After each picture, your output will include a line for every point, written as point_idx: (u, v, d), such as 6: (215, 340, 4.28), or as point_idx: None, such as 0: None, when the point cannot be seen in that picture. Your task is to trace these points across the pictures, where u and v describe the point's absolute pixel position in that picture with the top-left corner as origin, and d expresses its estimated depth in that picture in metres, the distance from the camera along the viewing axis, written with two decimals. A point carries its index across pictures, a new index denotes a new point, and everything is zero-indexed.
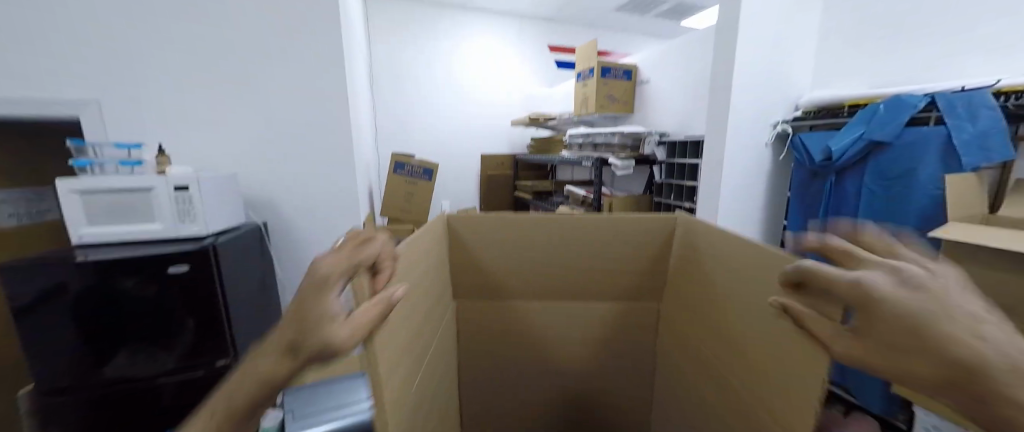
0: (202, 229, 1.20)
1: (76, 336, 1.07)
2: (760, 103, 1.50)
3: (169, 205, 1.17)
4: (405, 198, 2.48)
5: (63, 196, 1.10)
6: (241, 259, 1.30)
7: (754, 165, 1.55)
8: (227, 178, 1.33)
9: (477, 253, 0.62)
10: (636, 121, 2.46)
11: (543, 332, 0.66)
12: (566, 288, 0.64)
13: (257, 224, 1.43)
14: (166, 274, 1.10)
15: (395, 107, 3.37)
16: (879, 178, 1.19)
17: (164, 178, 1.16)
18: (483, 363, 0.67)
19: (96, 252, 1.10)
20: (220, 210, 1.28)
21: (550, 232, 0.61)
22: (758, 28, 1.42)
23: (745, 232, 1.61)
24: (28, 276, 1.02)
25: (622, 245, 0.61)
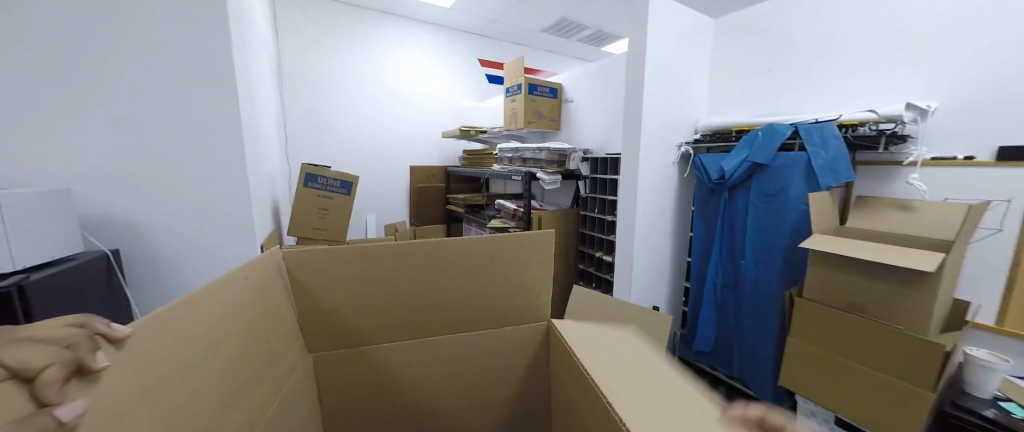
0: (5, 265, 0.86)
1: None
2: (667, 126, 1.66)
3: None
4: (322, 214, 2.27)
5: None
6: (73, 301, 0.96)
7: (664, 182, 1.70)
8: (53, 197, 1.00)
9: (317, 288, 0.64)
10: (562, 137, 2.58)
11: (405, 353, 0.72)
12: (418, 313, 0.70)
13: (105, 253, 1.12)
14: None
15: (312, 114, 3.10)
16: (761, 195, 1.38)
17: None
18: (354, 389, 0.71)
19: None
20: (44, 236, 0.95)
21: (396, 263, 0.67)
22: (664, 59, 1.58)
23: (659, 242, 1.75)
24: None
25: (467, 270, 0.69)
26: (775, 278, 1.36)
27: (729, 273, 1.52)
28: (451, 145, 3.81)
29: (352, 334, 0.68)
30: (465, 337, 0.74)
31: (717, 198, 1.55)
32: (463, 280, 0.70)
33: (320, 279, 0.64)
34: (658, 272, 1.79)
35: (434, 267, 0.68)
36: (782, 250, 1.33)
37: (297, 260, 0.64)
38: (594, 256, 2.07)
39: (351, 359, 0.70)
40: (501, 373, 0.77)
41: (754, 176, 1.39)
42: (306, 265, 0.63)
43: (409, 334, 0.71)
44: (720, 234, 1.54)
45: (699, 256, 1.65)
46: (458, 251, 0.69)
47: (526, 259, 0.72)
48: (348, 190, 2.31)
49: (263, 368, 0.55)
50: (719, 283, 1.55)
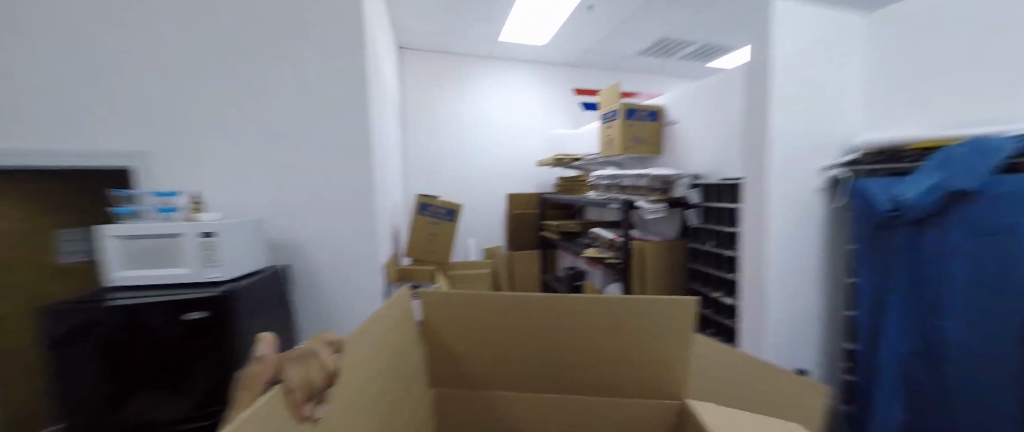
0: (223, 274, 1.19)
1: (97, 377, 1.04)
2: (805, 145, 1.38)
3: (193, 249, 1.15)
4: (427, 239, 2.44)
5: (105, 242, 1.11)
6: (264, 305, 1.29)
7: (803, 213, 1.39)
8: (250, 224, 1.33)
9: (447, 329, 0.64)
10: (666, 161, 2.36)
11: (523, 411, 0.65)
12: (541, 369, 0.63)
13: (278, 268, 1.43)
14: (187, 319, 1.08)
15: (424, 149, 3.45)
16: (972, 233, 1.01)
17: (192, 224, 1.16)
18: None
19: (126, 294, 1.10)
20: (244, 255, 1.27)
21: (521, 313, 0.61)
22: (796, 68, 1.34)
23: (800, 286, 1.42)
24: (64, 317, 1.01)
25: (597, 327, 0.59)
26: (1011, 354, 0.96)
27: (918, 337, 1.13)
28: (546, 173, 3.83)
29: (472, 380, 0.65)
30: (588, 404, 0.63)
31: (892, 236, 1.19)
32: (584, 340, 0.60)
33: (448, 321, 0.64)
34: (800, 323, 1.44)
35: (552, 325, 0.60)
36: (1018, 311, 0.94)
37: (431, 299, 0.65)
38: (708, 297, 1.79)
39: (469, 407, 0.67)
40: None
41: (955, 208, 1.03)
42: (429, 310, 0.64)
43: (522, 391, 0.64)
44: (902, 282, 1.17)
45: (867, 309, 1.28)
46: (575, 309, 0.60)
47: (657, 327, 0.58)
48: (451, 218, 2.44)
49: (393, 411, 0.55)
50: (901, 349, 1.17)
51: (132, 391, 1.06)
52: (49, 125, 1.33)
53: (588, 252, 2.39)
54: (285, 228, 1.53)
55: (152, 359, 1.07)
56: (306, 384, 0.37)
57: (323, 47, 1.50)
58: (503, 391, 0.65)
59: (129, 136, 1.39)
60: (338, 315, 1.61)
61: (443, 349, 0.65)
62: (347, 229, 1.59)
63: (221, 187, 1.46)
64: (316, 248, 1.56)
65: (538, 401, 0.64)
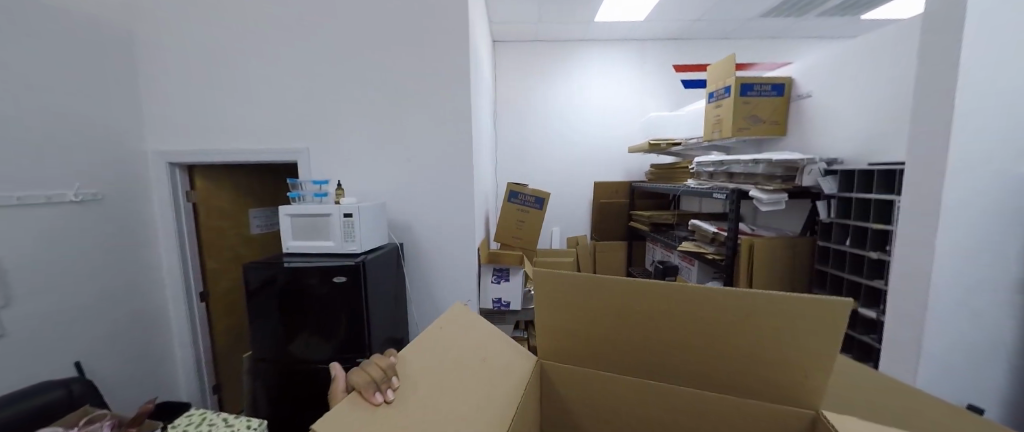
0: (358, 247, 1.41)
1: (278, 321, 1.36)
2: (1005, 118, 1.05)
3: (338, 227, 1.40)
4: (516, 225, 2.54)
5: (280, 218, 1.42)
6: (383, 277, 1.50)
7: (995, 208, 1.08)
8: (377, 207, 1.55)
9: (551, 307, 0.63)
10: (789, 144, 2.03)
11: (625, 393, 0.64)
12: (648, 357, 0.60)
13: (396, 245, 1.65)
14: (334, 281, 1.33)
15: (515, 138, 3.55)
16: None
17: (337, 206, 1.39)
18: (565, 410, 0.69)
19: (295, 259, 1.39)
20: (371, 233, 1.49)
21: (632, 300, 0.57)
22: (997, 17, 1.02)
23: (981, 302, 1.11)
24: (258, 272, 1.34)
25: (720, 321, 0.53)
26: None
27: None
28: (639, 159, 3.62)
29: (574, 356, 0.65)
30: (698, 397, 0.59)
31: None
32: (703, 333, 0.55)
33: (553, 301, 0.63)
34: (977, 347, 1.14)
35: (668, 313, 0.56)
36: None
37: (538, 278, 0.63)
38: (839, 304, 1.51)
39: (569, 380, 0.68)
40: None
41: None
42: (539, 287, 0.63)
43: (627, 377, 0.62)
44: None
45: None
46: (702, 301, 0.54)
47: (802, 329, 0.50)
48: (540, 205, 2.48)
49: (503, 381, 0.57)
50: None
51: (297, 333, 1.36)
52: (236, 127, 1.72)
53: (685, 245, 2.21)
54: (398, 211, 1.74)
55: (310, 311, 1.35)
56: (369, 381, 0.52)
57: (429, 46, 1.64)
58: (607, 374, 0.64)
59: (286, 134, 1.71)
60: (438, 290, 1.79)
61: (549, 327, 0.65)
62: (447, 213, 1.74)
63: (349, 175, 1.72)
64: (421, 229, 1.75)
65: (642, 389, 0.62)
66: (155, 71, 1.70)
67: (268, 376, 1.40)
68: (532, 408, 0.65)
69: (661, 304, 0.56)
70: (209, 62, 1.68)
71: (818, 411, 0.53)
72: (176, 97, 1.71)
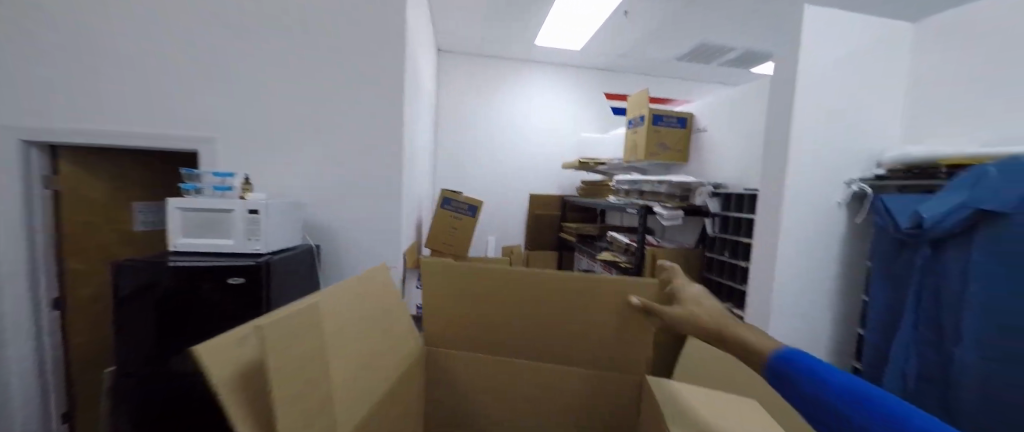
0: (263, 247, 1.31)
1: (155, 329, 1.20)
2: (829, 157, 1.33)
3: (241, 224, 1.28)
4: (448, 232, 2.53)
5: (169, 212, 1.26)
6: (291, 280, 1.40)
7: (823, 227, 1.35)
8: (290, 205, 1.46)
9: (434, 294, 0.69)
10: (690, 169, 2.33)
11: (497, 372, 0.71)
12: (513, 336, 0.67)
13: (310, 246, 1.56)
14: (227, 283, 1.21)
15: (452, 146, 3.56)
16: (994, 254, 0.95)
17: (242, 201, 1.28)
18: (449, 389, 0.74)
19: (183, 258, 1.24)
20: (279, 232, 1.39)
21: (499, 285, 0.66)
22: (822, 78, 1.30)
23: (813, 302, 1.38)
24: (132, 274, 1.17)
25: (572, 299, 0.63)
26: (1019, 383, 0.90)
27: (931, 357, 1.08)
28: (571, 176, 3.85)
29: (456, 339, 0.71)
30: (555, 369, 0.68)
31: (913, 254, 1.15)
32: (558, 310, 0.64)
33: (435, 287, 0.69)
34: (810, 339, 1.40)
35: (528, 294, 0.65)
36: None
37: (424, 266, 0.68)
38: (720, 307, 1.76)
39: (451, 363, 0.73)
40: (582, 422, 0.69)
41: (981, 228, 0.98)
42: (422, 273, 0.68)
43: (497, 358, 0.70)
44: (918, 301, 1.13)
45: (881, 330, 1.23)
46: (553, 286, 0.64)
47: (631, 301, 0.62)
48: (473, 213, 2.52)
49: (376, 358, 0.60)
50: (913, 373, 1.12)
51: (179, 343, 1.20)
52: (120, 107, 1.51)
53: (603, 255, 2.39)
54: (313, 210, 1.65)
55: (196, 317, 1.21)
56: None
57: (359, 43, 1.61)
58: (480, 356, 0.71)
59: (185, 119, 1.54)
60: None
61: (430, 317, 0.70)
62: (371, 214, 1.69)
63: (259, 169, 1.60)
64: (339, 230, 1.67)
65: (509, 368, 0.70)
66: (9, 28, 1.43)
67: (134, 395, 1.20)
68: (410, 391, 0.68)
69: (524, 285, 0.65)
70: (87, 26, 1.46)
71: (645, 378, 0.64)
72: (38, 61, 1.45)
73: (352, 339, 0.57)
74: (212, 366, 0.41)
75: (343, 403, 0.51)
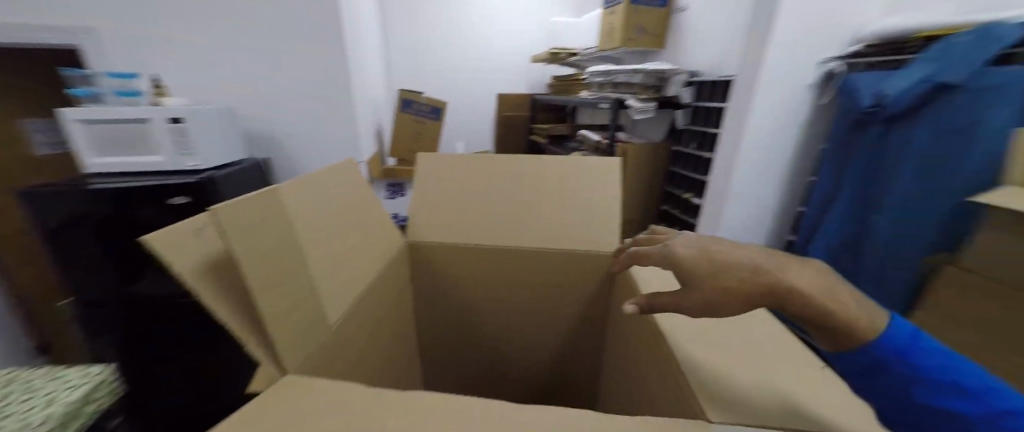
0: (201, 163, 1.18)
1: (102, 257, 1.12)
2: (813, 35, 1.27)
3: (164, 136, 1.13)
4: (411, 138, 2.38)
5: (66, 125, 1.07)
6: (241, 198, 1.30)
7: (790, 113, 1.36)
8: (223, 112, 1.28)
9: (429, 190, 0.75)
10: (667, 57, 2.20)
11: (477, 256, 0.72)
12: (499, 221, 0.72)
13: (257, 160, 1.42)
14: (170, 203, 1.10)
15: (406, 39, 3.15)
16: (938, 130, 1.01)
17: (158, 108, 1.10)
18: (430, 276, 0.76)
19: (105, 180, 1.10)
20: (217, 145, 1.25)
21: (492, 172, 0.76)
22: None
23: (767, 186, 1.47)
24: (54, 201, 1.05)
25: (554, 182, 0.75)
26: (924, 242, 1.04)
27: (856, 224, 1.23)
28: (539, 70, 3.58)
29: (440, 230, 0.73)
30: (534, 252, 0.71)
31: (864, 134, 1.20)
32: (540, 190, 0.74)
33: (433, 183, 0.75)
34: (760, 220, 1.52)
35: (518, 179, 0.75)
36: (947, 194, 0.99)
37: (426, 165, 0.76)
38: (681, 197, 1.86)
39: (430, 252, 0.74)
40: (562, 303, 0.76)
41: (935, 102, 1.01)
42: (421, 170, 0.75)
43: (477, 249, 0.72)
44: (862, 175, 1.21)
45: (819, 205, 1.36)
46: (526, 188, 0.74)
47: (599, 180, 0.74)
48: (437, 116, 2.34)
49: (356, 250, 0.59)
50: (838, 242, 1.27)
51: (135, 270, 1.14)
52: None
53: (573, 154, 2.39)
54: (253, 118, 1.46)
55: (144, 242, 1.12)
56: None
57: None
58: (463, 249, 0.72)
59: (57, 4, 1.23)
60: None
61: (416, 213, 0.74)
62: (322, 122, 1.52)
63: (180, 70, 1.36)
64: (288, 141, 1.52)
65: (496, 257, 0.72)
66: None
67: (105, 321, 1.17)
68: (399, 282, 0.71)
69: (511, 174, 0.76)
70: None
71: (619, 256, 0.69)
72: None
73: (321, 236, 0.53)
74: (180, 258, 0.37)
75: (328, 292, 0.50)
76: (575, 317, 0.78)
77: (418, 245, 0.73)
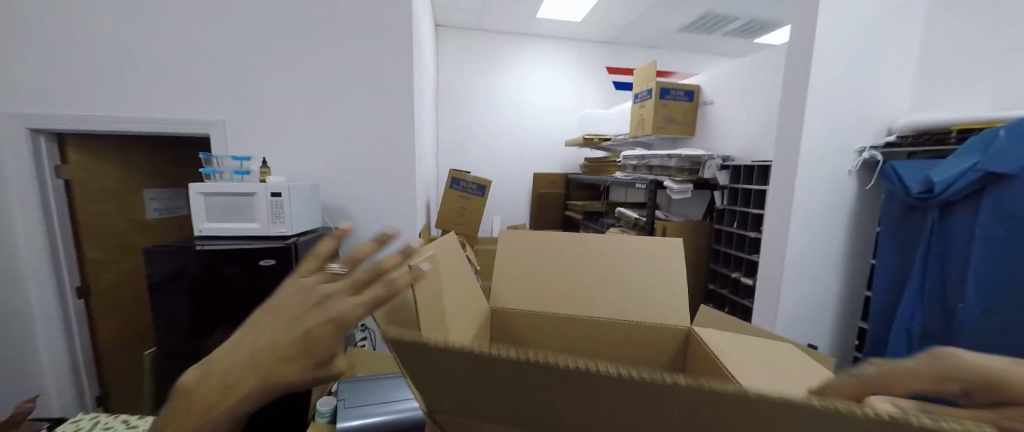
0: (288, 230, 1.35)
1: (187, 313, 1.24)
2: (845, 126, 1.36)
3: (265, 207, 1.31)
4: (457, 212, 2.57)
5: (192, 197, 1.29)
6: (316, 264, 1.44)
7: (835, 195, 1.39)
8: (308, 188, 1.48)
9: (506, 261, 0.82)
10: (696, 143, 2.34)
11: (557, 326, 0.77)
12: (575, 294, 0.78)
13: (331, 229, 1.60)
14: (259, 265, 1.24)
15: (455, 127, 3.55)
16: (999, 216, 1.00)
17: (264, 185, 1.31)
18: (511, 343, 0.80)
19: (209, 243, 1.27)
20: (302, 215, 1.43)
21: (563, 245, 0.83)
22: (838, 45, 1.31)
23: (822, 267, 1.44)
24: (162, 260, 1.21)
25: (620, 257, 0.80)
26: (1022, 334, 0.96)
27: (934, 312, 1.15)
28: (574, 153, 3.85)
29: (522, 300, 0.79)
30: (609, 323, 0.74)
31: (920, 218, 1.20)
32: (607, 265, 0.79)
33: (510, 254, 0.83)
34: (818, 302, 1.46)
35: (588, 253, 0.81)
36: None
37: (505, 237, 0.84)
38: (728, 276, 1.83)
39: (515, 321, 0.78)
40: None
41: (988, 189, 1.02)
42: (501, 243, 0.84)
43: (556, 315, 0.77)
44: (925, 261, 1.18)
45: (886, 289, 1.30)
46: (593, 261, 0.80)
47: (660, 255, 0.80)
48: (482, 193, 2.52)
49: (467, 307, 0.67)
50: (915, 330, 1.19)
51: (213, 327, 1.26)
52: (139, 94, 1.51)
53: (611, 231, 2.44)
54: (329, 192, 1.67)
55: (228, 301, 1.25)
56: None
57: (366, 21, 1.58)
58: (544, 314, 0.77)
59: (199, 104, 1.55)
60: None
61: (501, 282, 0.81)
62: (388, 196, 1.71)
63: (280, 152, 1.62)
64: (355, 212, 1.70)
65: (572, 328, 0.76)
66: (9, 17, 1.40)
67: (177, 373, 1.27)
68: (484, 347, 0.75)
69: (580, 248, 0.82)
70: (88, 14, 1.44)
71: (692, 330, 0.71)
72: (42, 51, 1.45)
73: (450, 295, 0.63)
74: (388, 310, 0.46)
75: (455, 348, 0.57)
76: None
77: (500, 312, 0.79)
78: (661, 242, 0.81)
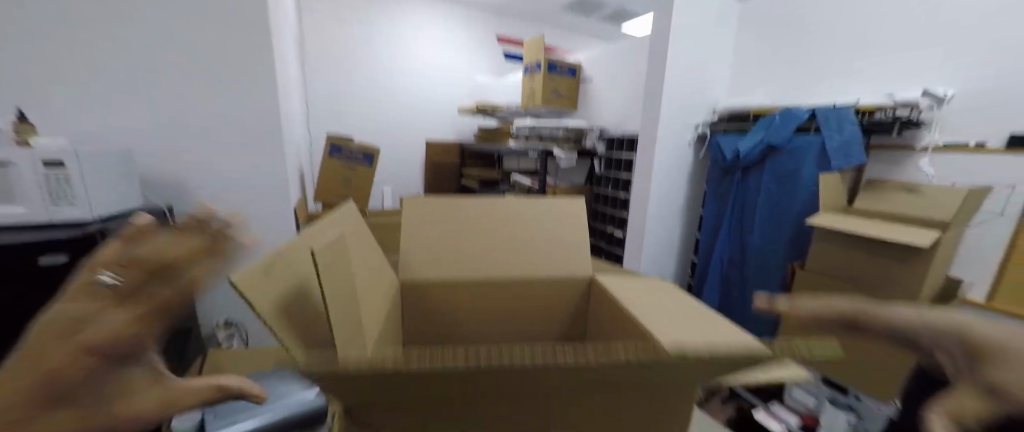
0: (85, 212, 1.05)
1: None
2: (688, 106, 1.70)
3: (35, 181, 0.98)
4: (345, 181, 2.37)
5: None
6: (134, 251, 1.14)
7: (680, 162, 1.75)
8: (115, 153, 1.16)
9: (420, 229, 0.84)
10: (579, 116, 2.60)
11: (476, 292, 0.82)
12: (490, 258, 0.84)
13: (158, 208, 1.31)
14: (35, 268, 0.90)
15: (335, 87, 3.20)
16: (773, 175, 1.43)
17: (26, 150, 0.96)
18: (428, 309, 0.82)
19: None
20: (106, 192, 1.12)
21: (475, 211, 0.89)
22: (685, 39, 1.61)
23: (671, 219, 1.82)
24: None
25: (529, 218, 0.90)
26: (783, 254, 1.43)
27: (736, 248, 1.59)
28: (467, 121, 3.86)
29: (439, 269, 0.82)
30: (525, 281, 0.84)
31: (730, 179, 1.61)
32: (517, 226, 0.89)
33: (421, 222, 0.85)
34: (666, 249, 1.86)
35: (497, 215, 0.89)
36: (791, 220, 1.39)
37: (412, 203, 0.86)
38: (605, 232, 2.15)
39: (432, 288, 0.81)
40: (547, 323, 0.89)
41: (769, 156, 1.44)
42: (407, 209, 0.85)
43: (473, 281, 0.81)
44: (732, 209, 1.60)
45: (709, 232, 1.72)
46: (504, 223, 0.88)
47: (557, 215, 0.92)
48: (369, 162, 2.39)
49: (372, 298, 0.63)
50: (726, 259, 1.63)
51: None
52: None
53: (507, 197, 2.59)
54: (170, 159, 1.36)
55: None
56: None
57: None
58: (465, 279, 0.81)
59: None
60: None
61: (411, 250, 0.83)
62: (263, 161, 1.49)
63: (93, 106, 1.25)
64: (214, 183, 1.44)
65: (488, 286, 0.82)
66: None
67: None
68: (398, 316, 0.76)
69: (490, 211, 0.89)
70: None
71: (593, 279, 0.86)
72: None
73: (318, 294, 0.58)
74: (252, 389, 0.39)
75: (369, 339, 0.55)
76: (559, 335, 0.90)
77: (410, 280, 0.81)
78: (558, 203, 0.95)
